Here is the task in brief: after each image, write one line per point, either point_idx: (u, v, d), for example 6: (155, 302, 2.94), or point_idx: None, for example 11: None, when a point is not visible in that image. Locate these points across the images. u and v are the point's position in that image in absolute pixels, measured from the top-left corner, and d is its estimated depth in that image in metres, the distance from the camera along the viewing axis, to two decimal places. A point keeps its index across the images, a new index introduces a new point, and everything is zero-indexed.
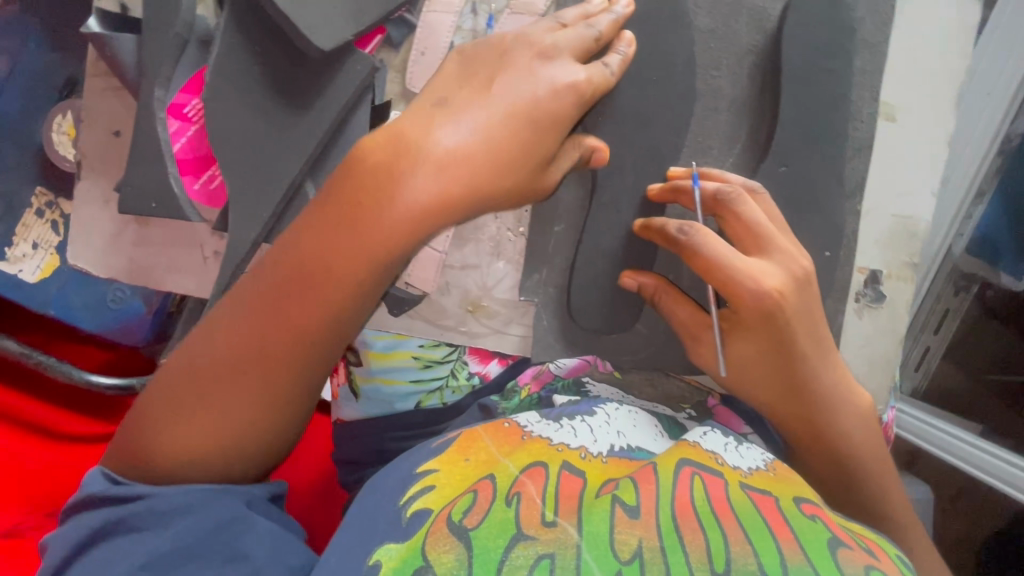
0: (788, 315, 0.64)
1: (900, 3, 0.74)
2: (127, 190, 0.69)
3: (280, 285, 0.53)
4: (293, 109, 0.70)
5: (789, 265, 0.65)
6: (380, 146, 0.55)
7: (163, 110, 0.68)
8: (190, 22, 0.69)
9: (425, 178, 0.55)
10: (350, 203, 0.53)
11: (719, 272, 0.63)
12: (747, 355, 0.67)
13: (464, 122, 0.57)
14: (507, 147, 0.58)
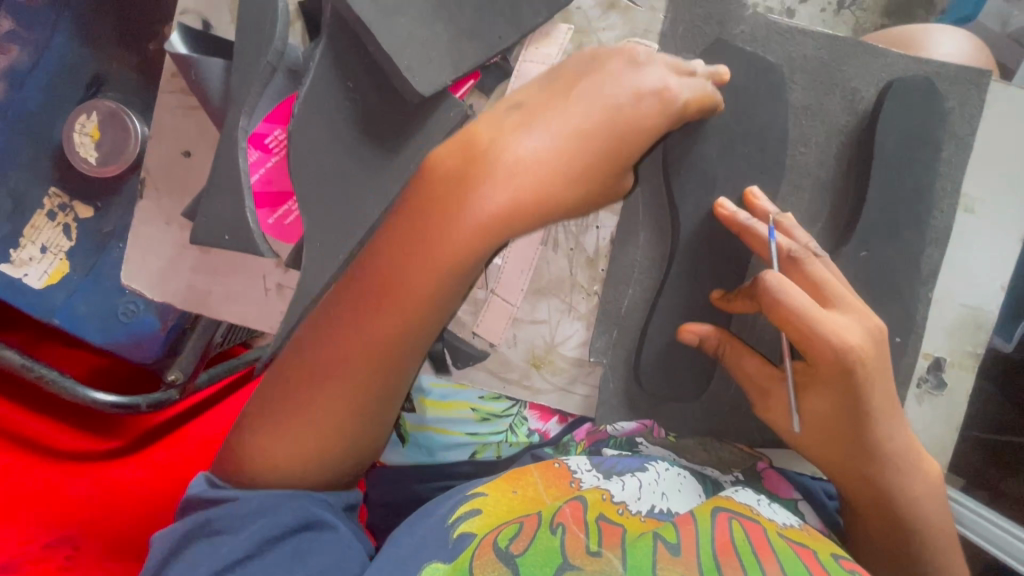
0: (866, 374, 0.59)
1: (989, 97, 0.75)
2: (200, 219, 0.66)
3: (357, 297, 0.56)
4: (381, 149, 0.67)
5: (871, 324, 0.60)
6: (451, 157, 0.58)
7: (245, 140, 0.65)
8: (281, 50, 0.65)
9: (497, 187, 0.56)
10: (431, 215, 0.56)
11: (797, 324, 0.59)
12: (818, 410, 0.63)
13: (545, 129, 0.58)
14: (574, 172, 0.58)
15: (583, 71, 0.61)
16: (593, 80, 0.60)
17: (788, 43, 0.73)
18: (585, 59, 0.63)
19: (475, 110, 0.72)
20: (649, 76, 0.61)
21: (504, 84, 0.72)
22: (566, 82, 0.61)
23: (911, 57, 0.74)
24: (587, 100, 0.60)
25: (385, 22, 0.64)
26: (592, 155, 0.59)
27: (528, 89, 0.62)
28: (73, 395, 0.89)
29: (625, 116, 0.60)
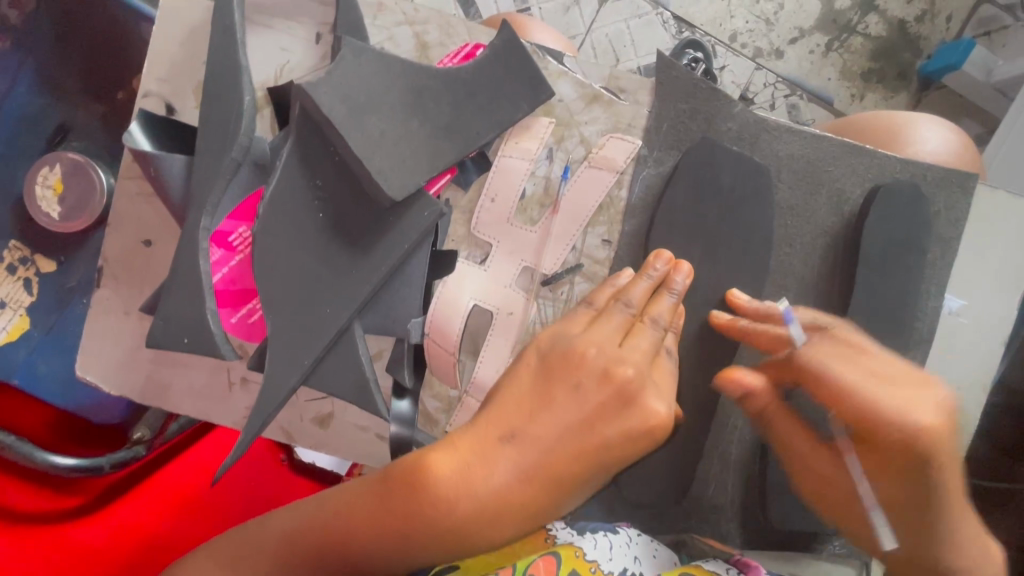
0: (942, 462, 0.51)
1: (976, 199, 0.74)
2: (158, 322, 0.62)
3: (374, 511, 0.52)
4: (352, 251, 0.64)
5: (939, 399, 0.52)
6: (504, 399, 0.54)
7: (207, 238, 0.61)
8: (247, 145, 0.61)
9: (499, 465, 0.51)
10: (468, 448, 0.52)
11: (851, 403, 0.53)
12: (871, 489, 0.55)
13: (586, 377, 0.54)
14: (572, 478, 0.51)
15: (576, 399, 0.53)
16: (602, 403, 0.52)
17: (772, 141, 0.71)
18: (584, 361, 0.55)
19: (452, 205, 0.70)
20: (644, 357, 0.56)
21: (483, 179, 0.70)
22: (563, 388, 0.54)
23: (898, 158, 0.72)
24: (583, 428, 0.52)
25: (356, 123, 0.62)
26: (587, 472, 0.52)
27: (518, 386, 0.55)
28: (32, 462, 0.72)
29: (618, 450, 0.52)
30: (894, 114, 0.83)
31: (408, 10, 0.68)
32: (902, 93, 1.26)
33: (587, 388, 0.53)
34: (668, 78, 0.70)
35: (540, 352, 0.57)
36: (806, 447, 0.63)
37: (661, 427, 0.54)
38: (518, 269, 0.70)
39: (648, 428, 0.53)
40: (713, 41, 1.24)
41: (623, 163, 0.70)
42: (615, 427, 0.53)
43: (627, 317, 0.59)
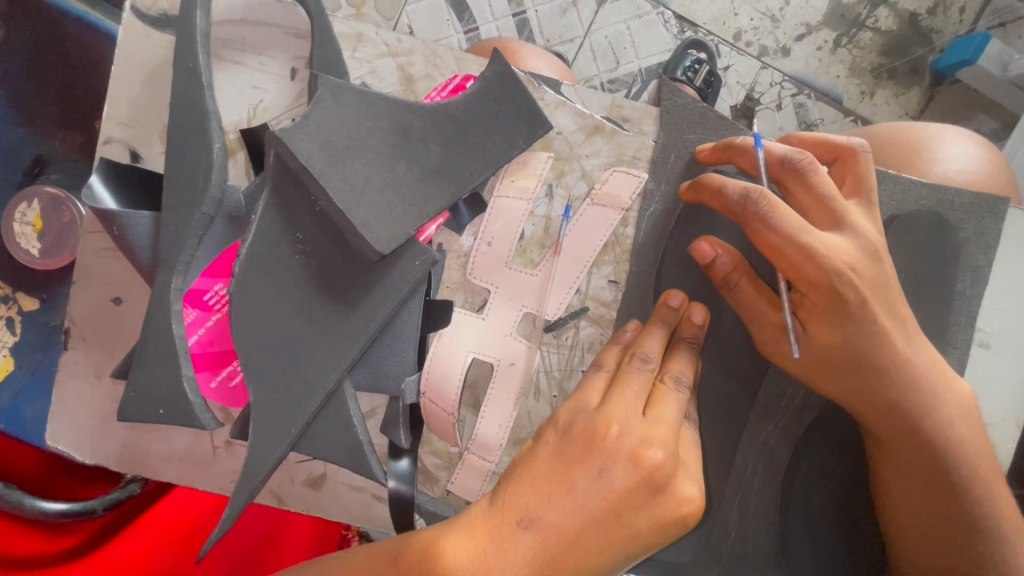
0: (862, 293, 0.52)
1: (1007, 224, 0.68)
2: (130, 390, 0.58)
3: None
4: (338, 307, 0.59)
5: (864, 239, 0.54)
6: (528, 484, 0.52)
7: (179, 299, 0.57)
8: (220, 198, 0.57)
9: (515, 555, 0.49)
10: (491, 533, 0.50)
11: (793, 248, 0.51)
12: (828, 363, 0.56)
13: (613, 460, 0.51)
14: (594, 567, 0.50)
15: (601, 485, 0.51)
16: (626, 493, 0.51)
17: None
18: (607, 443, 0.52)
19: (444, 250, 0.64)
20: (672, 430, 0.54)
21: (476, 221, 0.65)
22: (586, 474, 0.51)
23: (923, 182, 0.67)
24: (606, 514, 0.50)
25: (339, 171, 0.57)
26: (608, 562, 0.51)
27: (539, 465, 0.53)
28: (17, 506, 0.67)
29: (645, 540, 0.51)
30: (926, 126, 0.77)
31: (390, 40, 0.63)
32: (914, 88, 1.20)
33: (613, 475, 0.51)
34: (674, 106, 0.65)
35: (564, 433, 0.54)
36: (765, 303, 0.57)
37: (687, 516, 0.52)
38: (519, 316, 0.65)
39: (675, 517, 0.52)
40: (715, 41, 1.18)
41: (629, 201, 0.65)
42: (640, 514, 0.51)
43: (649, 375, 0.58)
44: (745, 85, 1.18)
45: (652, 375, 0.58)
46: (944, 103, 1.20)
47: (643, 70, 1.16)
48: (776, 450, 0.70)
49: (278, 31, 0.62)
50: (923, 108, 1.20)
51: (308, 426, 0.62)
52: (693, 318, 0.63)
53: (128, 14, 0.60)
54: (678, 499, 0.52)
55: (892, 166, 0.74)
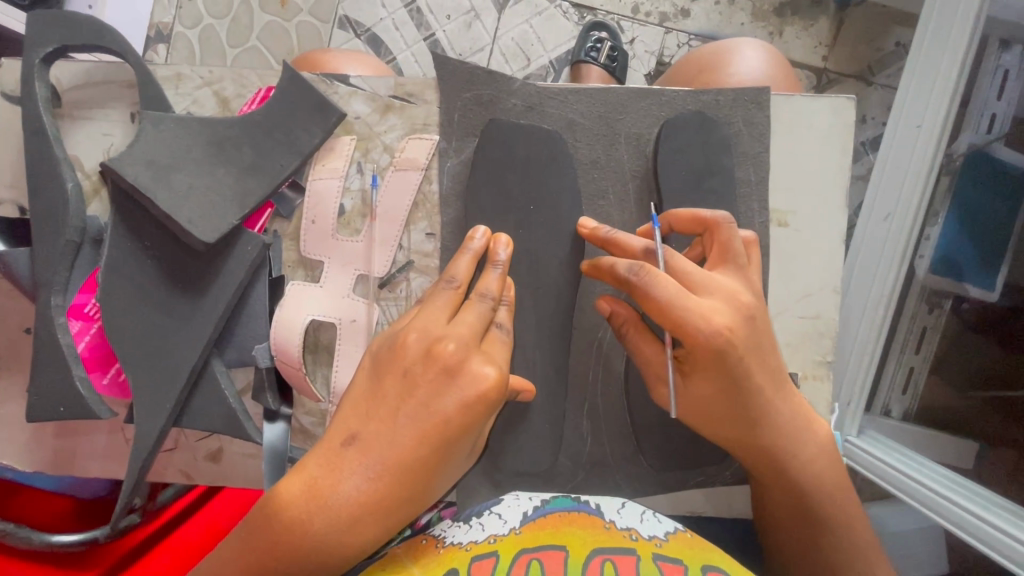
0: (740, 354, 0.55)
1: (775, 110, 0.74)
2: (35, 397, 0.70)
3: (257, 554, 0.53)
4: (188, 296, 0.71)
5: (742, 295, 0.57)
6: (350, 411, 0.55)
7: (62, 314, 0.70)
8: (81, 226, 0.71)
9: (345, 473, 0.52)
10: (324, 460, 0.53)
11: (667, 316, 0.54)
12: (716, 418, 0.61)
13: (413, 359, 0.55)
14: (421, 463, 0.53)
15: (407, 386, 0.54)
16: (426, 385, 0.54)
17: (563, 106, 0.74)
18: (409, 349, 0.56)
19: (278, 235, 0.76)
20: (469, 330, 0.57)
21: (301, 206, 0.76)
22: (394, 379, 0.55)
23: (687, 91, 0.74)
24: (415, 411, 0.53)
25: (163, 183, 0.69)
26: (436, 455, 0.53)
27: (358, 391, 0.57)
28: (30, 542, 0.82)
29: (459, 418, 0.53)
30: (723, 44, 0.87)
31: (204, 73, 0.76)
32: (821, 19, 1.29)
33: (416, 373, 0.54)
34: (445, 72, 0.74)
35: (377, 358, 0.58)
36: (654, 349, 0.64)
37: (490, 395, 0.54)
38: (353, 279, 0.75)
39: (477, 396, 0.53)
40: (616, 18, 1.31)
41: (425, 160, 0.74)
42: (443, 400, 0.53)
43: (454, 293, 0.61)
44: (654, 53, 1.30)
45: (458, 292, 0.61)
46: (854, 26, 1.29)
47: (553, 60, 1.31)
48: (612, 353, 0.76)
49: (114, 86, 0.76)
50: (834, 35, 1.29)
51: (188, 402, 0.73)
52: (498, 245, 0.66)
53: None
54: (476, 377, 0.54)
55: (718, 63, 0.85)
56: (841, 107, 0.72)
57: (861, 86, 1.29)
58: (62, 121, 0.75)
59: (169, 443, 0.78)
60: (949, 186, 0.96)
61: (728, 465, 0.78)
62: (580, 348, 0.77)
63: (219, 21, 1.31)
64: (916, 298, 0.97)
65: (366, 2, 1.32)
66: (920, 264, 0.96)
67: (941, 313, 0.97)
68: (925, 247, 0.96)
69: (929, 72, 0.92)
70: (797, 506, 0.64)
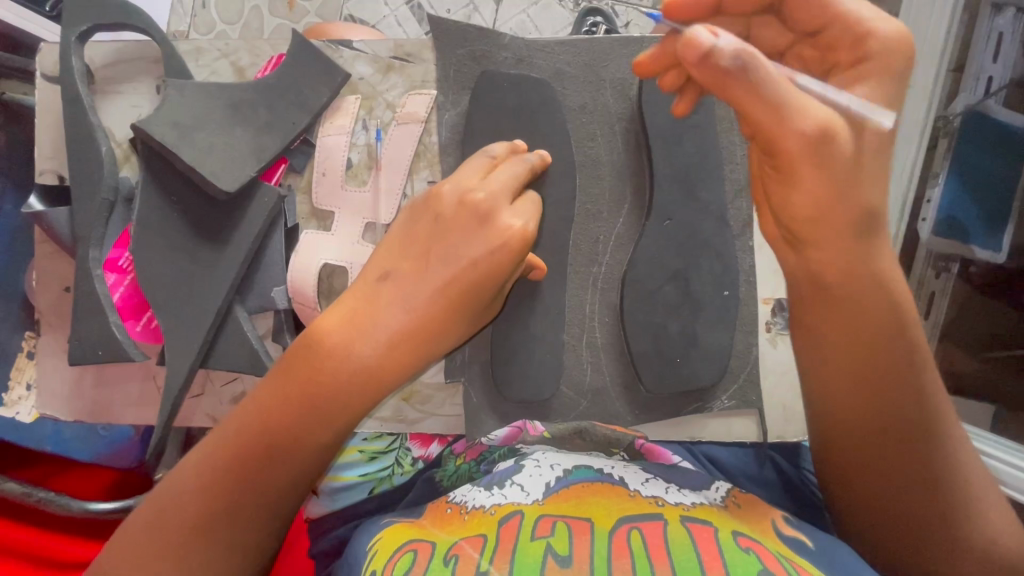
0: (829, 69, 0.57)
1: None
2: (75, 342, 0.77)
3: (306, 376, 0.61)
4: (212, 245, 0.78)
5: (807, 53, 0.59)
6: (390, 256, 0.67)
7: (100, 267, 0.77)
8: (115, 185, 0.77)
9: (390, 298, 0.63)
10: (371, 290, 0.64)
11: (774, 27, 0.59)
12: (852, 179, 0.53)
13: (443, 210, 0.67)
14: (453, 295, 0.65)
15: (440, 231, 0.67)
16: (458, 229, 0.66)
17: (552, 57, 0.80)
18: (442, 205, 0.68)
19: (292, 189, 0.82)
20: (499, 194, 0.68)
21: (312, 160, 0.82)
22: (427, 226, 0.67)
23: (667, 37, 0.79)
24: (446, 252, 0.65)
25: (187, 140, 0.75)
26: (467, 290, 0.65)
27: (393, 241, 0.67)
28: (68, 508, 0.89)
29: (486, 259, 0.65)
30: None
31: (221, 45, 0.82)
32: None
33: (449, 222, 0.67)
34: (442, 32, 0.80)
35: (408, 210, 0.69)
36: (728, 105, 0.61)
37: (517, 240, 0.66)
38: (361, 227, 0.81)
39: (501, 242, 0.66)
40: (611, 4, 1.37)
41: (425, 113, 0.81)
42: (473, 241, 0.65)
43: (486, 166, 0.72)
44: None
45: (490, 163, 0.72)
46: None
47: None
48: (607, 287, 0.81)
49: (142, 62, 0.83)
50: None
51: (214, 343, 0.79)
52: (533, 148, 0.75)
53: (39, 81, 0.82)
54: (503, 225, 0.66)
55: None
56: None
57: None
58: (95, 95, 0.82)
59: (196, 388, 0.84)
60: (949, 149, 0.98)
61: (724, 391, 0.82)
62: (577, 282, 0.81)
63: (231, 26, 1.40)
64: (923, 263, 1.02)
65: (370, 2, 1.40)
66: (922, 227, 1.00)
67: (948, 278, 1.01)
68: (925, 210, 1.00)
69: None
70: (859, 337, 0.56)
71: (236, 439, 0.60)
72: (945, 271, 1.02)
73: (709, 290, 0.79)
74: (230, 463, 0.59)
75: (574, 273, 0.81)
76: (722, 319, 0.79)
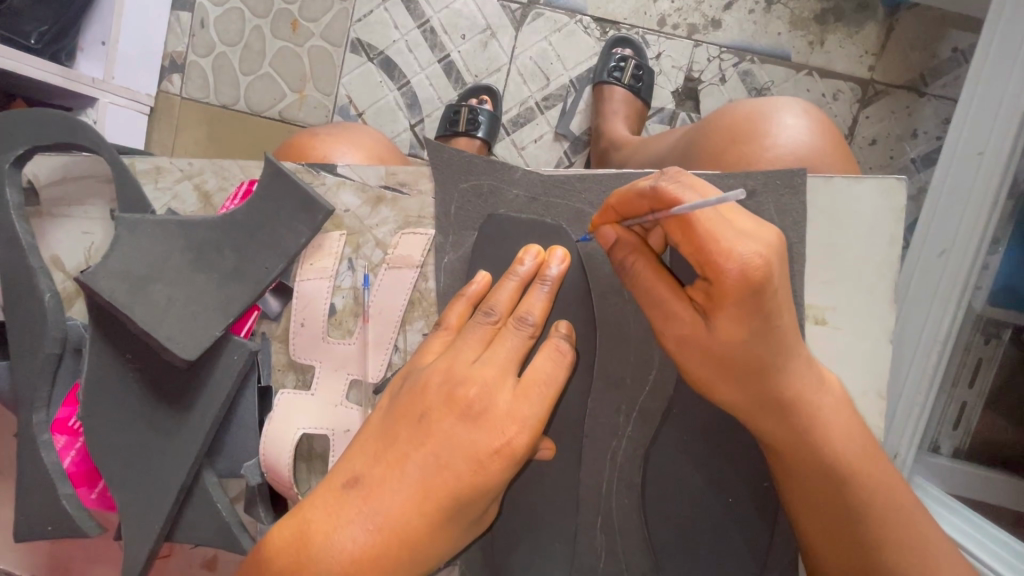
0: (776, 287, 0.51)
1: (813, 196, 0.68)
2: (22, 516, 0.68)
3: None
4: (173, 411, 0.68)
5: (770, 234, 0.52)
6: (360, 456, 0.51)
7: (46, 431, 0.67)
8: (61, 337, 0.67)
9: (346, 522, 0.47)
10: (331, 497, 0.48)
11: (695, 234, 0.50)
12: (727, 357, 0.56)
13: (426, 398, 0.51)
14: (429, 520, 0.48)
15: (421, 432, 0.50)
16: (444, 430, 0.49)
17: (572, 195, 0.68)
18: (429, 393, 0.52)
19: (267, 337, 0.71)
20: (499, 370, 0.52)
21: (289, 309, 0.71)
22: (408, 424, 0.51)
23: (711, 173, 0.67)
24: (424, 459, 0.48)
25: (140, 296, 0.64)
26: (448, 512, 0.48)
27: (370, 429, 0.53)
28: None
29: (470, 473, 0.48)
30: (788, 101, 0.76)
31: (184, 166, 0.71)
32: (869, 25, 1.15)
33: (434, 418, 0.50)
34: (441, 161, 0.69)
35: (394, 396, 0.54)
36: (666, 290, 0.56)
37: (514, 446, 0.49)
38: (346, 385, 0.70)
39: (493, 449, 0.49)
40: (641, 33, 1.18)
41: (420, 257, 0.69)
42: (459, 445, 0.49)
43: (492, 322, 0.57)
44: (682, 68, 1.18)
45: (495, 326, 0.57)
46: (905, 32, 1.14)
47: (574, 79, 1.20)
48: (629, 465, 0.70)
49: (92, 182, 0.71)
50: (883, 43, 1.15)
51: (180, 515, 0.70)
52: (555, 259, 0.61)
53: None
54: (503, 421, 0.50)
55: (762, 124, 0.72)
56: (890, 189, 0.66)
57: (911, 98, 1.14)
58: (41, 221, 0.71)
59: (165, 550, 0.76)
60: (1010, 212, 0.83)
61: None
62: (591, 454, 0.71)
63: (232, 48, 1.23)
64: (971, 329, 0.86)
65: (378, 24, 1.21)
66: (978, 297, 0.84)
67: (999, 346, 0.86)
68: (983, 278, 0.84)
69: (991, 99, 0.81)
70: (817, 505, 0.60)
71: None
72: (994, 338, 0.86)
73: (748, 476, 0.69)
74: None
75: (590, 446, 0.70)
76: (762, 508, 0.69)
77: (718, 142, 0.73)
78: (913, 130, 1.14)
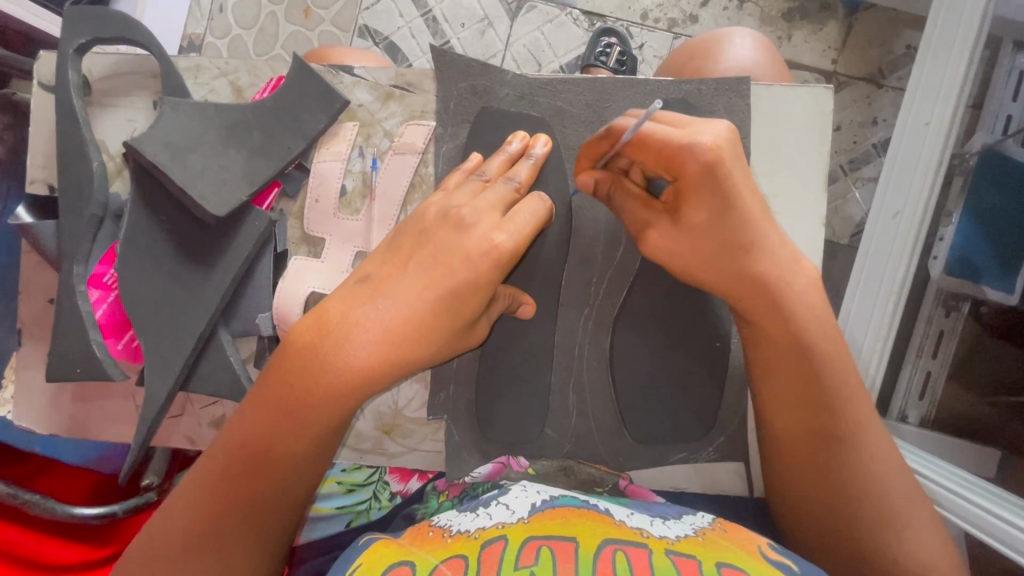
0: (729, 169, 0.61)
1: (756, 99, 0.79)
2: (54, 359, 0.76)
3: (281, 382, 0.57)
4: (199, 268, 0.77)
5: (723, 128, 0.63)
6: (369, 265, 0.61)
7: (83, 282, 0.76)
8: (104, 202, 0.77)
9: (361, 303, 0.57)
10: (347, 290, 0.58)
11: (652, 142, 0.62)
12: (698, 226, 0.64)
13: (424, 222, 0.62)
14: (432, 302, 0.58)
15: (422, 241, 0.60)
16: (441, 237, 0.60)
17: (552, 95, 0.80)
18: (427, 217, 0.63)
19: (284, 213, 0.81)
20: (489, 207, 0.63)
21: (305, 185, 0.81)
22: (410, 237, 0.61)
23: (671, 80, 0.79)
24: (427, 258, 0.59)
25: (179, 161, 0.74)
26: (449, 298, 0.58)
27: (377, 250, 0.63)
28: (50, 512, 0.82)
29: (467, 268, 0.59)
30: (739, 29, 0.90)
31: (221, 64, 0.82)
32: (831, 23, 1.29)
33: (432, 230, 0.61)
34: (443, 64, 0.80)
35: (395, 228, 0.64)
36: (638, 206, 0.69)
37: (501, 250, 0.60)
38: (351, 256, 0.79)
39: (483, 251, 0.59)
40: (625, 26, 1.32)
41: (422, 143, 0.80)
42: (455, 246, 0.59)
43: (483, 182, 0.68)
44: (662, 57, 1.31)
45: (485, 183, 0.68)
46: (864, 29, 1.28)
47: (564, 66, 1.32)
48: (598, 329, 0.80)
49: (136, 77, 0.82)
50: (844, 39, 1.29)
51: (195, 366, 0.78)
52: (538, 145, 0.72)
53: (35, 87, 0.81)
54: (489, 232, 0.61)
55: (716, 46, 0.86)
56: (820, 94, 0.78)
57: (871, 88, 1.28)
58: (90, 107, 0.82)
59: (176, 409, 0.83)
60: (962, 187, 0.93)
61: (709, 441, 0.80)
62: (565, 323, 0.80)
63: (247, 31, 1.35)
64: (933, 300, 0.93)
65: (385, 12, 1.35)
66: (934, 265, 0.92)
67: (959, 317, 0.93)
68: (938, 249, 0.92)
69: (934, 77, 0.92)
70: (786, 364, 0.63)
71: (229, 446, 0.58)
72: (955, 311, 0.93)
73: (701, 339, 0.78)
74: (218, 476, 0.58)
75: (564, 312, 0.80)
76: (712, 366, 0.78)
77: (681, 63, 0.88)
78: (873, 117, 1.27)
